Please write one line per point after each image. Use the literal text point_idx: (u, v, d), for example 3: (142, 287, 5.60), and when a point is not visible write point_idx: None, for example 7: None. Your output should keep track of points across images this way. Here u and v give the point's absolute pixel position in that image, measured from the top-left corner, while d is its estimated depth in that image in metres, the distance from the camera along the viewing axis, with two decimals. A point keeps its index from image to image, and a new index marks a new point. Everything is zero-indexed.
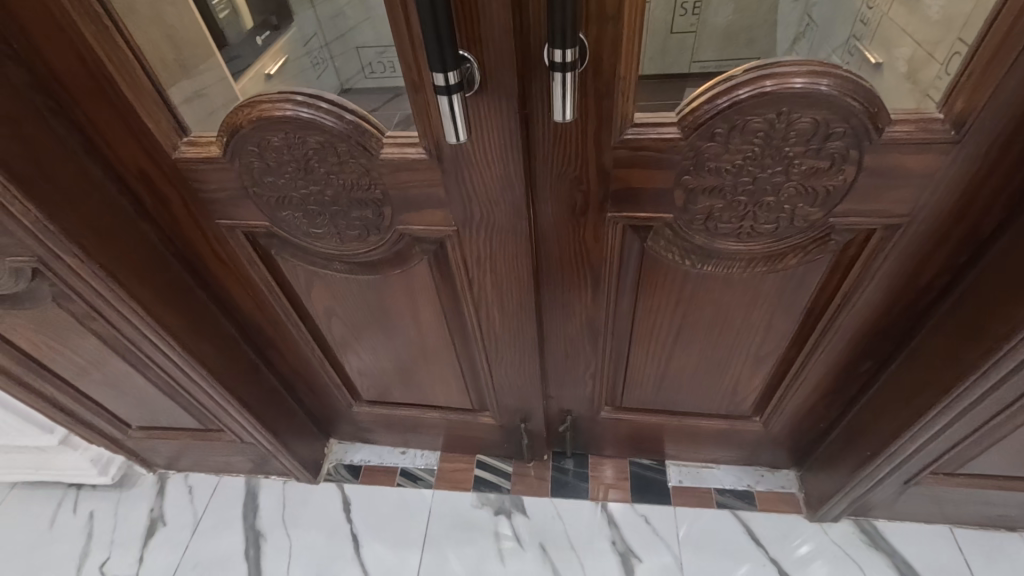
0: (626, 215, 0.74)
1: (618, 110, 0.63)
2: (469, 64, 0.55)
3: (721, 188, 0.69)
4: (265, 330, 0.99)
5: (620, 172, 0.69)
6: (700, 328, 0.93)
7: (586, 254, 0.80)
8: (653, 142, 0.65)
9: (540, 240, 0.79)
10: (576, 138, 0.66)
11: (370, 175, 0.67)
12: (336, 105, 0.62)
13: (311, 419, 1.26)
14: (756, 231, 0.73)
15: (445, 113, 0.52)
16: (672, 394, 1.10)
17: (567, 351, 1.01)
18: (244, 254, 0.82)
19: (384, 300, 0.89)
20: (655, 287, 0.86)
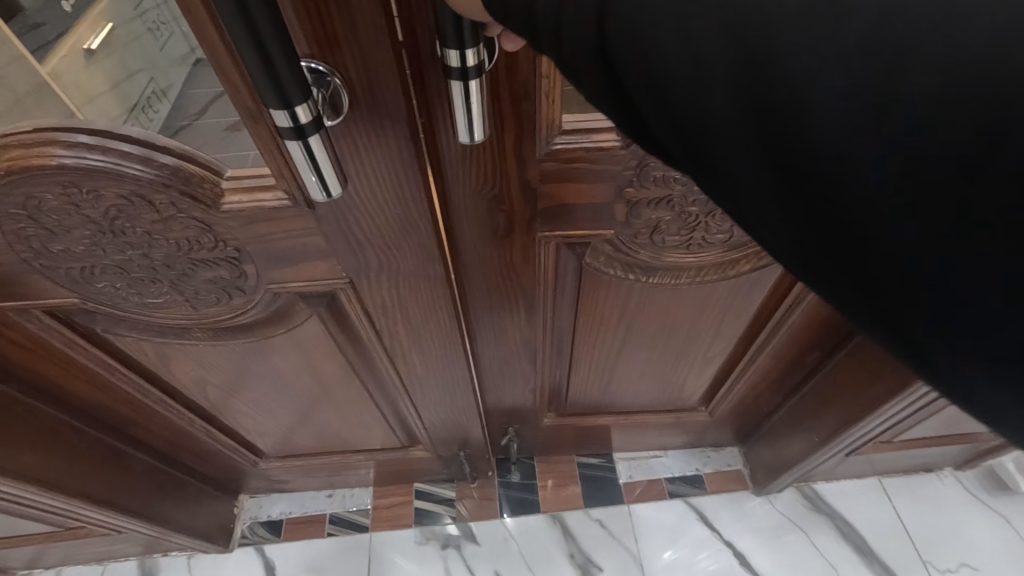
0: (562, 235, 0.62)
1: (545, 117, 0.50)
2: (329, 80, 0.37)
3: (671, 198, 0.60)
4: (118, 410, 0.77)
5: (549, 188, 0.57)
6: (647, 335, 0.85)
7: (514, 278, 0.68)
8: (589, 151, 0.53)
9: (460, 267, 0.66)
10: (492, 154, 0.52)
11: (214, 230, 0.48)
12: (135, 143, 0.41)
13: (209, 482, 1.06)
14: (710, 238, 0.66)
15: (302, 163, 0.35)
16: (614, 397, 1.03)
17: (505, 376, 0.90)
18: (56, 336, 0.60)
19: (272, 361, 0.70)
20: (596, 303, 0.76)
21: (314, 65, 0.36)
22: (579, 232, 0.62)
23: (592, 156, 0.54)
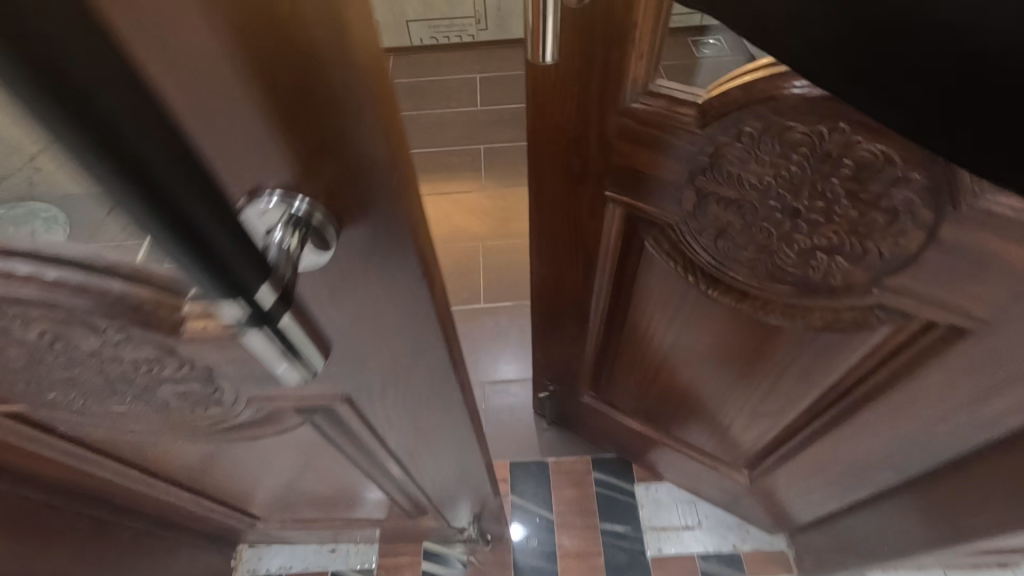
0: (628, 198, 0.69)
1: (634, 76, 0.57)
2: (294, 226, 0.26)
3: (745, 202, 0.60)
4: (96, 487, 0.70)
5: (624, 147, 0.64)
6: (695, 348, 0.85)
7: (581, 223, 0.77)
8: (664, 119, 0.58)
9: (541, 199, 0.77)
10: (581, 96, 0.62)
11: (178, 353, 0.38)
12: (67, 268, 0.31)
13: (204, 538, 0.99)
14: (782, 267, 0.64)
15: (267, 352, 0.29)
16: (653, 400, 1.04)
17: (560, 322, 0.99)
18: (12, 434, 0.52)
19: (263, 451, 0.62)
20: (651, 282, 0.81)
21: (273, 198, 0.26)
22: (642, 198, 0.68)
23: (667, 127, 0.59)
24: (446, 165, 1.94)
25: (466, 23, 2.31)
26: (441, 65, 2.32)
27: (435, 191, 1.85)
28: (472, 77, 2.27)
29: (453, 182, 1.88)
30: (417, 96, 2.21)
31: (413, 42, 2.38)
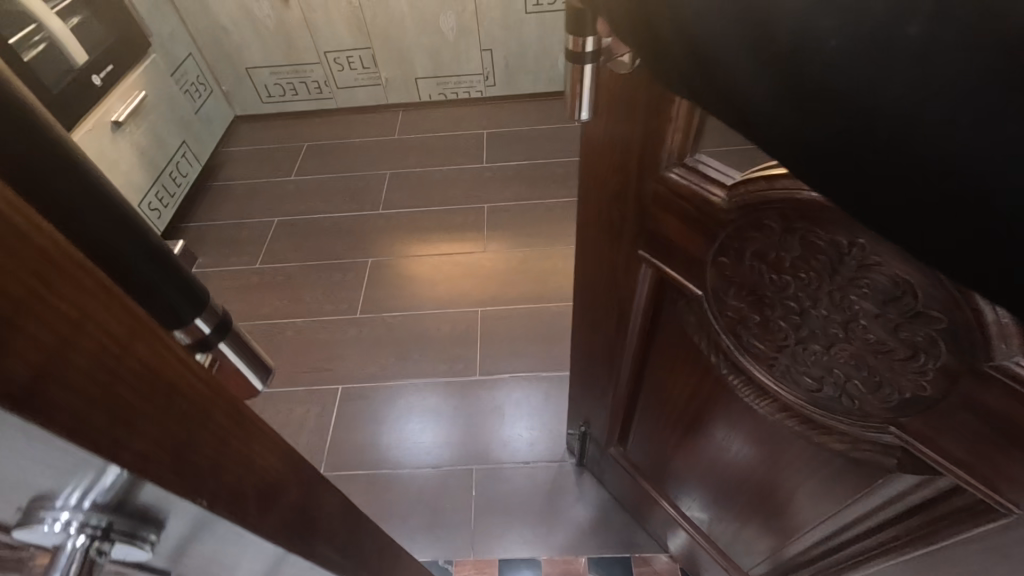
0: (658, 264, 0.65)
1: (671, 146, 0.52)
2: (100, 538, 0.26)
3: (762, 296, 0.55)
4: None
5: (658, 213, 0.59)
6: (716, 434, 0.78)
7: (616, 274, 0.74)
8: (694, 196, 0.53)
9: (586, 239, 0.75)
10: (620, 154, 0.59)
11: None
12: None
13: None
14: (795, 375, 0.57)
15: None
16: (674, 474, 0.98)
17: (595, 366, 0.96)
18: None
19: None
20: (679, 352, 0.75)
21: (61, 522, 0.25)
22: (673, 267, 0.63)
23: (695, 204, 0.54)
24: (450, 225, 1.91)
25: (475, 80, 2.33)
26: (450, 122, 2.34)
27: (438, 252, 1.83)
28: (479, 133, 2.27)
29: (456, 243, 1.85)
30: (425, 152, 2.21)
31: (423, 98, 2.40)
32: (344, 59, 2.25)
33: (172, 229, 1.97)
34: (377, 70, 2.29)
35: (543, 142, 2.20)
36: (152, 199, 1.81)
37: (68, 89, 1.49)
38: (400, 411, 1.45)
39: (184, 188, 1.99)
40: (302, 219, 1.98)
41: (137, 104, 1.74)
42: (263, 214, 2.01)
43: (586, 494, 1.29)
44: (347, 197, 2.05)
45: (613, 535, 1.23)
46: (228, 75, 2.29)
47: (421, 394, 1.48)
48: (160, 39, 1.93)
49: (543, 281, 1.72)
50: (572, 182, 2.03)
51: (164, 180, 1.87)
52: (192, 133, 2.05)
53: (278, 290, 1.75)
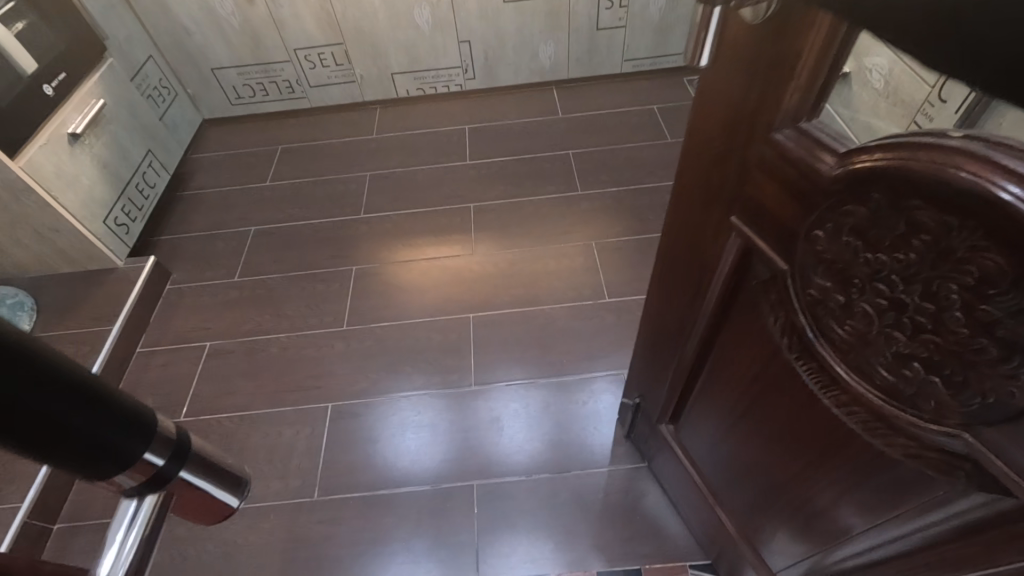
0: (747, 233, 0.63)
1: (788, 103, 0.51)
2: None
3: (850, 276, 0.51)
4: None
5: (758, 178, 0.58)
6: (772, 423, 0.75)
7: (704, 242, 0.73)
8: (799, 162, 0.52)
9: (681, 203, 0.75)
10: (734, 113, 0.58)
11: None
12: None
13: None
14: (870, 366, 0.53)
15: None
16: (719, 460, 0.95)
17: (662, 339, 0.95)
18: None
19: None
20: (749, 331, 0.72)
21: None
22: (762, 238, 0.61)
23: (799, 170, 0.52)
24: (436, 228, 1.85)
25: (454, 73, 2.25)
26: (430, 118, 2.26)
27: (424, 257, 1.77)
28: (461, 129, 2.20)
29: (443, 245, 1.79)
30: (406, 152, 2.13)
31: (401, 94, 2.31)
32: (316, 56, 2.15)
33: (143, 245, 1.87)
34: (351, 66, 2.20)
35: (527, 137, 2.14)
36: (119, 213, 1.70)
37: (16, 102, 1.38)
38: (392, 430, 1.39)
39: (153, 200, 1.88)
40: (280, 227, 1.90)
41: (96, 114, 1.62)
42: (239, 223, 1.92)
43: (602, 500, 1.26)
44: (328, 201, 1.97)
45: (626, 546, 1.20)
46: (194, 77, 2.17)
47: (415, 408, 1.43)
48: (116, 42, 1.81)
49: (535, 282, 1.67)
50: (559, 177, 1.97)
51: (130, 193, 1.77)
52: (158, 142, 1.94)
53: (259, 304, 1.67)
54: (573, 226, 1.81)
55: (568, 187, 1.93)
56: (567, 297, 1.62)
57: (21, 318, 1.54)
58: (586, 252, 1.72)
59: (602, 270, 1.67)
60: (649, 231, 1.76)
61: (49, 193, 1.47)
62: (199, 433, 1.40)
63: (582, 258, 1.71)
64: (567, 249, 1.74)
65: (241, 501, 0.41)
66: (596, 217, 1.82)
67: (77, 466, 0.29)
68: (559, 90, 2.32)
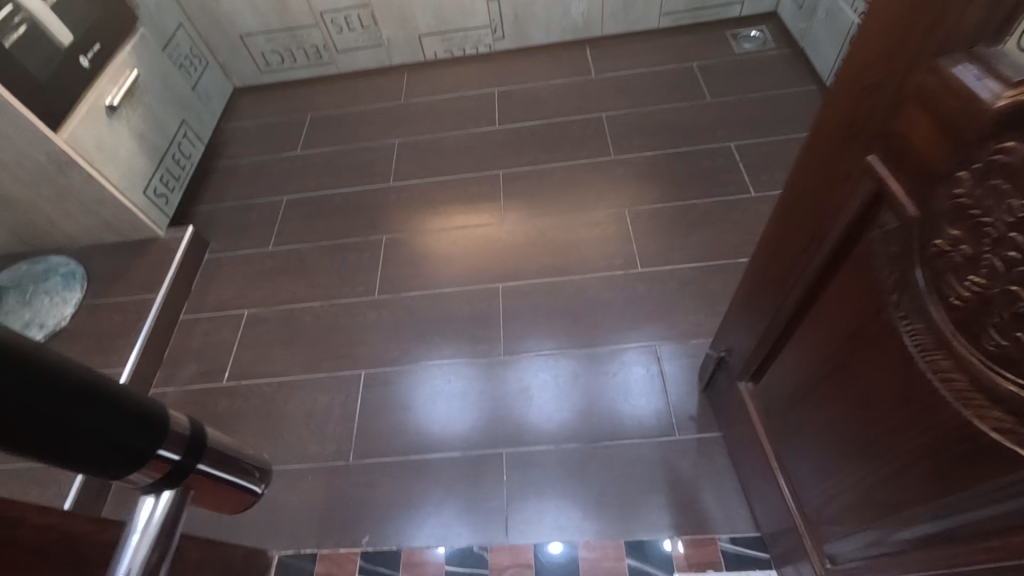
0: (881, 175, 0.58)
1: (966, 22, 0.45)
2: None
3: (987, 225, 0.46)
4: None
5: (913, 110, 0.52)
6: (857, 386, 0.71)
7: (835, 184, 0.68)
8: (962, 92, 0.46)
9: (820, 139, 0.69)
10: (901, 37, 0.53)
11: None
12: None
13: None
14: (982, 328, 0.49)
15: None
16: (788, 418, 0.93)
17: (763, 290, 0.91)
18: None
19: None
20: (858, 285, 0.68)
21: None
22: (899, 180, 0.56)
23: (960, 102, 0.46)
24: (464, 196, 1.83)
25: (482, 33, 2.17)
26: (458, 82, 2.20)
27: (453, 226, 1.75)
28: (489, 93, 2.14)
29: (471, 214, 1.78)
30: (433, 118, 2.10)
31: (428, 57, 2.26)
32: (343, 20, 2.11)
33: (182, 215, 1.92)
34: (378, 29, 2.15)
35: (558, 99, 2.06)
36: (157, 184, 1.74)
37: (54, 75, 1.41)
38: (423, 399, 1.41)
39: (190, 169, 1.92)
40: (312, 196, 1.91)
41: (131, 85, 1.64)
42: (272, 193, 1.95)
43: (642, 467, 1.26)
44: (357, 170, 1.97)
45: (650, 519, 1.20)
46: (224, 45, 2.17)
47: (446, 377, 1.44)
48: (147, 11, 1.81)
49: (564, 251, 1.64)
50: (591, 142, 1.90)
51: (167, 163, 1.80)
52: (191, 111, 1.96)
53: (293, 273, 1.70)
54: (604, 193, 1.75)
55: (600, 152, 1.87)
56: (597, 266, 1.59)
57: (74, 288, 1.62)
58: (618, 220, 1.67)
59: (634, 239, 1.63)
60: (684, 198, 1.69)
61: (91, 164, 1.51)
62: (241, 396, 1.46)
63: (614, 226, 1.67)
64: (598, 217, 1.69)
65: (261, 491, 0.54)
66: (629, 184, 1.76)
67: (107, 466, 0.37)
68: (592, 48, 2.21)
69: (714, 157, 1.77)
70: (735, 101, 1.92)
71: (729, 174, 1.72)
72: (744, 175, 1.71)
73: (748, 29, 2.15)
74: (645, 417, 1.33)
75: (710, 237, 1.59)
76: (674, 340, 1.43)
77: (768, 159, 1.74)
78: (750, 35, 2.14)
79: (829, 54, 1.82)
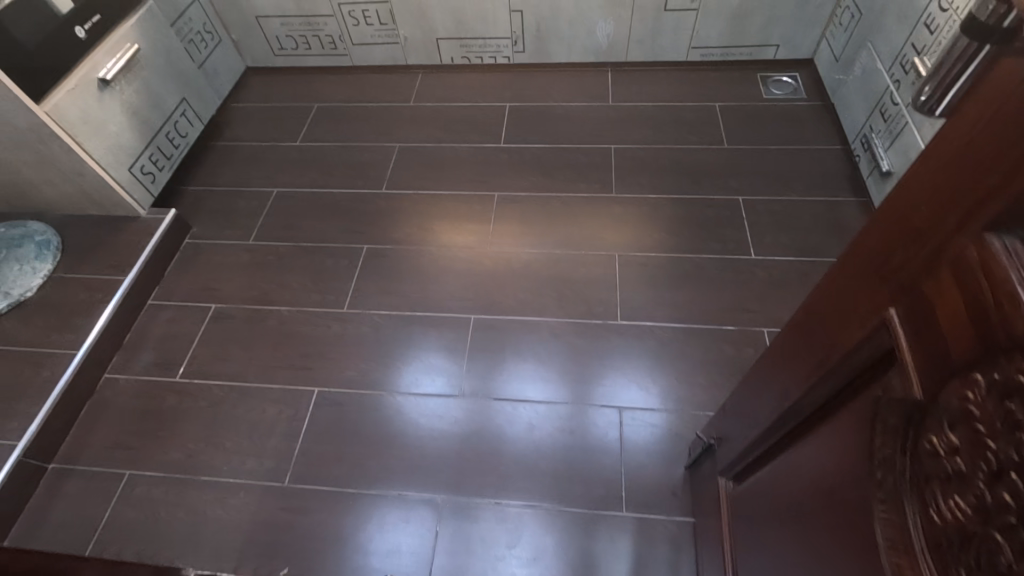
0: (895, 333, 0.48)
1: (1018, 198, 0.35)
2: None
3: (989, 448, 0.36)
4: None
5: (943, 277, 0.42)
6: (819, 545, 0.61)
7: (845, 320, 0.57)
8: (1003, 281, 0.36)
9: (838, 262, 0.58)
10: (940, 183, 0.42)
11: None
12: None
13: None
14: (954, 562, 0.39)
15: None
16: (753, 541, 0.84)
17: (766, 398, 0.81)
18: None
19: None
20: (846, 440, 0.57)
21: None
22: (913, 350, 0.46)
23: (998, 293, 0.36)
24: (454, 214, 1.76)
25: (502, 44, 2.10)
26: (470, 91, 2.12)
27: (436, 245, 1.68)
28: (500, 107, 2.06)
29: (458, 234, 1.70)
30: (438, 126, 2.02)
31: (445, 60, 2.19)
32: (360, 13, 2.04)
33: (171, 194, 1.89)
34: (395, 27, 2.08)
35: (569, 123, 1.97)
36: (146, 161, 1.71)
37: (45, 44, 1.37)
38: (393, 412, 1.38)
39: (183, 149, 1.88)
40: (301, 193, 1.86)
41: (129, 59, 1.60)
42: (263, 183, 1.90)
43: (587, 542, 1.19)
44: (351, 171, 1.91)
45: None
46: (239, 23, 2.12)
47: (428, 390, 1.41)
48: None
49: (544, 289, 1.56)
50: (594, 175, 1.81)
51: (159, 140, 1.76)
52: (194, 89, 1.92)
53: (266, 272, 1.65)
54: (598, 232, 1.67)
55: (602, 186, 1.78)
56: (576, 311, 1.51)
57: (45, 258, 1.59)
58: (607, 264, 1.59)
59: (620, 286, 1.54)
60: (680, 250, 1.60)
61: (74, 137, 1.48)
62: (190, 396, 1.42)
63: (602, 269, 1.58)
64: (587, 257, 1.61)
65: None
66: (626, 226, 1.67)
67: None
68: (615, 73, 2.12)
69: (719, 209, 1.67)
70: (753, 151, 1.81)
71: (732, 229, 1.62)
72: (747, 234, 1.61)
73: (781, 74, 2.04)
74: (601, 487, 1.25)
75: (699, 296, 1.50)
76: (643, 405, 1.35)
77: (777, 220, 1.63)
78: (781, 80, 2.02)
79: (860, 115, 1.70)
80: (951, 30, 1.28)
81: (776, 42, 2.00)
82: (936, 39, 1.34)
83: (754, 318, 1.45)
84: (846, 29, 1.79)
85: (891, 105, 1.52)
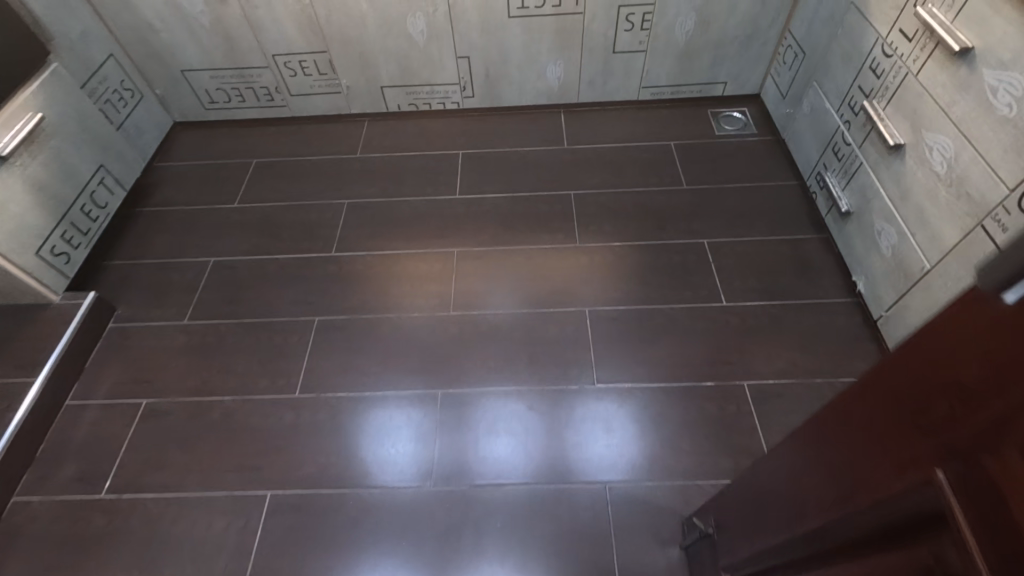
0: (945, 502, 0.40)
1: None
2: None
3: None
4: None
5: (1013, 457, 0.35)
6: None
7: (872, 462, 0.50)
8: None
9: (863, 390, 0.52)
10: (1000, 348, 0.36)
11: None
12: None
13: None
14: None
15: None
16: None
17: (773, 511, 0.73)
18: None
19: None
20: None
21: None
22: (971, 530, 0.38)
23: None
24: (412, 275, 1.65)
25: (450, 90, 2.02)
26: (421, 139, 2.04)
27: (395, 311, 1.57)
28: (453, 155, 1.98)
29: (418, 297, 1.59)
30: (389, 178, 1.92)
31: (391, 108, 2.10)
32: (297, 64, 1.92)
33: (90, 271, 1.69)
34: (336, 76, 1.97)
35: (526, 169, 1.91)
36: (58, 242, 1.52)
37: None
38: (360, 511, 1.24)
39: (102, 221, 1.70)
40: (242, 261, 1.70)
41: (29, 130, 1.42)
42: (198, 252, 1.74)
43: None
44: (297, 232, 1.77)
45: None
46: (163, 77, 1.96)
47: (396, 484, 1.27)
48: (67, 41, 1.60)
49: (514, 353, 1.47)
50: (556, 224, 1.75)
51: (73, 215, 1.58)
52: (114, 154, 1.75)
53: (206, 356, 1.49)
54: (565, 286, 1.60)
55: (565, 235, 1.72)
56: (550, 375, 1.43)
57: None
58: (579, 320, 1.52)
59: (594, 345, 1.47)
60: (651, 300, 1.55)
61: None
62: (120, 515, 1.23)
63: (573, 327, 1.51)
64: (557, 314, 1.54)
65: None
66: (594, 277, 1.61)
67: None
68: (568, 115, 2.08)
69: (686, 254, 1.64)
70: (713, 190, 1.80)
71: (701, 275, 1.59)
72: (716, 279, 1.58)
73: (730, 110, 2.05)
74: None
75: (675, 350, 1.45)
76: (629, 476, 1.27)
77: (744, 262, 1.61)
78: (731, 116, 2.04)
79: (812, 152, 1.71)
80: (896, 75, 1.30)
81: (724, 79, 2.01)
82: (881, 82, 1.35)
83: (733, 370, 1.40)
84: (791, 67, 1.81)
85: (843, 144, 1.53)
